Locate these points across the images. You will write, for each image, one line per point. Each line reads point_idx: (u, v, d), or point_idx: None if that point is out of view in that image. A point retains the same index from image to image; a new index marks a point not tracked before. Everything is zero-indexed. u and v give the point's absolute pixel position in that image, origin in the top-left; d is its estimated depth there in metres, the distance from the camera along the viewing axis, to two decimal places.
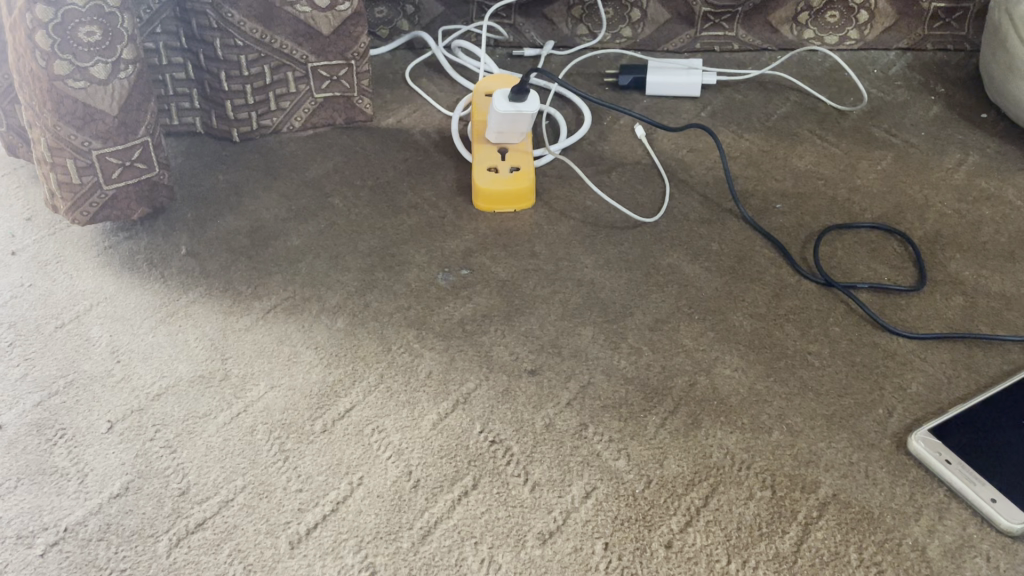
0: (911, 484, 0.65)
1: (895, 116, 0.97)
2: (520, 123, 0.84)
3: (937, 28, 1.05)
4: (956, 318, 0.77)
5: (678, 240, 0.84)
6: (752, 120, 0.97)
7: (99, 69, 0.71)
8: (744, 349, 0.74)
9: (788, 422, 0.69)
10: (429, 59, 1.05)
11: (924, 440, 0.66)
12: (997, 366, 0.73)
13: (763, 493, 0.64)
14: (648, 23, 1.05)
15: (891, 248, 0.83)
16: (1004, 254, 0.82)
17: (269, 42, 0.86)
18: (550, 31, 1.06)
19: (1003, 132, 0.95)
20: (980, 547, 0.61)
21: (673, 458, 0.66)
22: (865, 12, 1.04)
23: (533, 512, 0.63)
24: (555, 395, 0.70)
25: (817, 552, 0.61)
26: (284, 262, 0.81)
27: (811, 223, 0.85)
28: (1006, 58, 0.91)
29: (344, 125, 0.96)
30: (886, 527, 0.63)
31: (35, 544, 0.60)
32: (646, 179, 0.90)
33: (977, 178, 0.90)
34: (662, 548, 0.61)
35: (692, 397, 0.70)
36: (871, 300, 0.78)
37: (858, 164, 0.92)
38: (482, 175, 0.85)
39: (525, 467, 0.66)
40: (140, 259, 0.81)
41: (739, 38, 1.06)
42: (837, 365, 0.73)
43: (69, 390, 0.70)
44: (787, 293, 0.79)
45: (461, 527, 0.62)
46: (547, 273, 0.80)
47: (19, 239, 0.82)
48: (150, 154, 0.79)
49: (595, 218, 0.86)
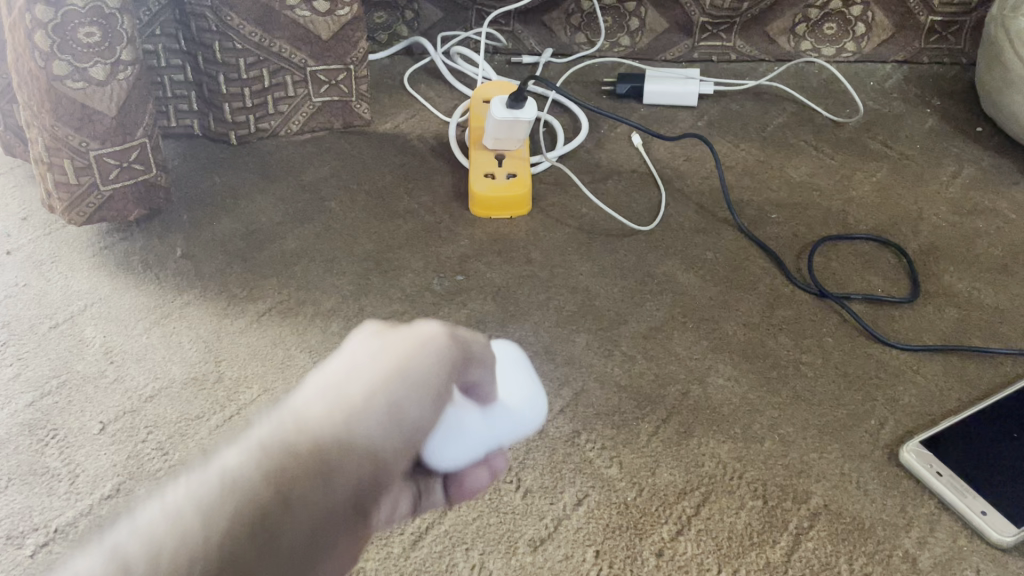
0: (903, 496, 0.65)
1: (891, 129, 0.98)
2: (518, 130, 0.84)
3: (933, 41, 1.05)
4: (950, 330, 0.77)
5: (674, 248, 0.84)
6: (749, 130, 0.98)
7: (98, 70, 0.71)
8: (737, 359, 0.74)
9: (781, 431, 0.69)
10: (427, 64, 1.06)
11: (915, 451, 0.66)
12: (989, 379, 0.73)
13: (755, 503, 0.65)
14: (646, 32, 1.06)
15: (886, 259, 0.83)
16: (997, 266, 0.83)
17: (268, 45, 0.86)
18: (549, 39, 1.06)
19: (997, 146, 0.96)
20: (971, 560, 0.62)
21: (665, 466, 0.66)
22: (862, 25, 1.04)
23: (525, 518, 0.63)
24: (548, 402, 0.70)
25: (807, 562, 0.61)
26: (281, 264, 0.81)
27: (806, 233, 0.86)
28: (1002, 72, 0.91)
29: (341, 129, 0.96)
30: (877, 538, 0.63)
31: (25, 545, 0.60)
32: (643, 188, 0.90)
33: (972, 190, 0.90)
34: (653, 557, 0.61)
35: (685, 405, 0.71)
36: (865, 310, 0.78)
37: (855, 175, 0.92)
38: (479, 181, 0.85)
39: (517, 474, 0.66)
40: (136, 260, 0.81)
41: (737, 48, 1.06)
42: (829, 375, 0.73)
43: (62, 390, 0.70)
44: (781, 302, 0.79)
45: (452, 534, 0.62)
46: (543, 280, 0.81)
47: (14, 238, 0.82)
48: (148, 155, 0.79)
49: (591, 225, 0.86)
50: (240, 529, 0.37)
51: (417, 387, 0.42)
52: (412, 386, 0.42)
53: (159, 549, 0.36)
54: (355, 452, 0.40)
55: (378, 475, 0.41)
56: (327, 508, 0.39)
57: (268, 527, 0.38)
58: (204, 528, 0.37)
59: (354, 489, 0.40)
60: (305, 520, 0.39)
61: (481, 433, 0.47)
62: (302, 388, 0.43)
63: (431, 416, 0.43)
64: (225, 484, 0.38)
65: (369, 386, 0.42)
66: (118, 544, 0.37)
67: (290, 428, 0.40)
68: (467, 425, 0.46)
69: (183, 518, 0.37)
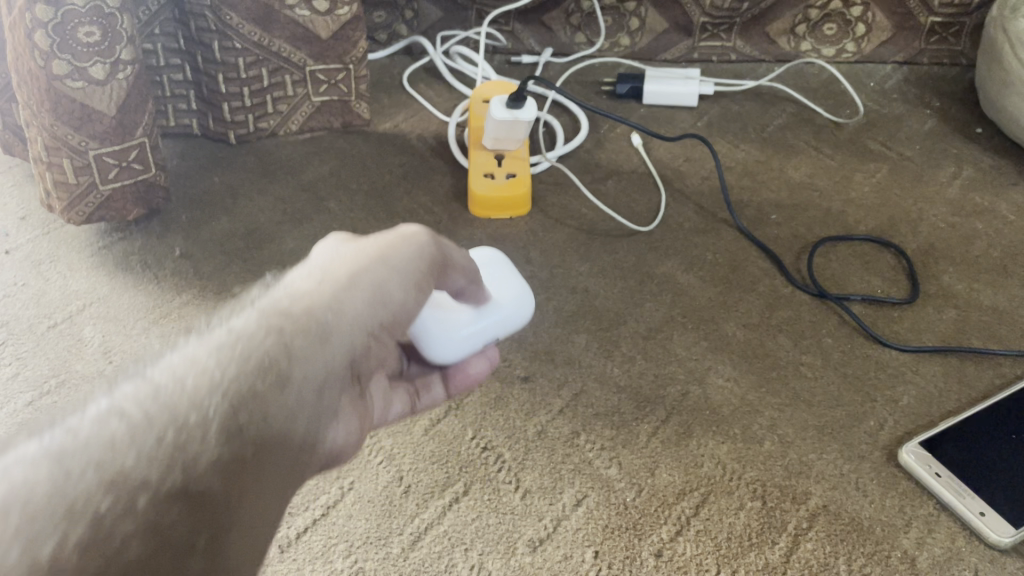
0: (902, 497, 0.65)
1: (890, 129, 0.98)
2: (517, 130, 0.84)
3: (933, 42, 1.04)
4: (949, 331, 0.77)
5: (674, 249, 0.84)
6: (749, 131, 0.98)
7: (98, 70, 0.71)
8: (737, 359, 0.74)
9: (780, 432, 0.69)
10: (427, 64, 1.06)
11: (914, 452, 0.66)
12: (988, 380, 0.73)
13: (754, 504, 0.65)
14: (646, 32, 1.05)
15: (885, 260, 0.83)
16: (996, 267, 0.83)
17: (268, 44, 0.86)
18: (549, 38, 1.06)
19: (997, 147, 0.96)
20: (969, 561, 0.62)
21: (664, 467, 0.67)
22: (862, 25, 1.04)
23: (524, 518, 0.63)
24: (548, 402, 0.70)
25: (806, 563, 0.62)
26: (280, 264, 0.81)
27: (805, 234, 0.86)
28: (1002, 73, 0.91)
29: (341, 128, 0.96)
30: (876, 539, 0.63)
31: None
32: (643, 188, 0.90)
33: (971, 191, 0.90)
34: (652, 557, 0.62)
35: (684, 406, 0.71)
36: (864, 311, 0.78)
37: (854, 176, 0.92)
38: (479, 181, 0.85)
39: (516, 474, 0.66)
40: (135, 259, 0.81)
41: (737, 48, 1.06)
42: (828, 376, 0.73)
43: (61, 390, 0.70)
44: (781, 303, 0.79)
45: (451, 534, 0.63)
46: (543, 280, 0.81)
47: (14, 237, 0.82)
48: (147, 155, 0.79)
49: (590, 225, 0.86)
50: (252, 364, 0.42)
51: (401, 270, 0.49)
52: (398, 265, 0.49)
53: (181, 379, 0.40)
54: (346, 317, 0.47)
55: (364, 342, 0.48)
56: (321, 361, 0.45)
57: (277, 368, 0.43)
58: (217, 363, 0.41)
59: (343, 351, 0.47)
60: (305, 371, 0.44)
61: (461, 329, 0.58)
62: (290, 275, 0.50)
63: (412, 299, 0.50)
64: (236, 334, 0.43)
65: (355, 266, 0.49)
66: (143, 375, 0.40)
67: (288, 300, 0.46)
68: (449, 322, 0.58)
69: (201, 355, 0.41)
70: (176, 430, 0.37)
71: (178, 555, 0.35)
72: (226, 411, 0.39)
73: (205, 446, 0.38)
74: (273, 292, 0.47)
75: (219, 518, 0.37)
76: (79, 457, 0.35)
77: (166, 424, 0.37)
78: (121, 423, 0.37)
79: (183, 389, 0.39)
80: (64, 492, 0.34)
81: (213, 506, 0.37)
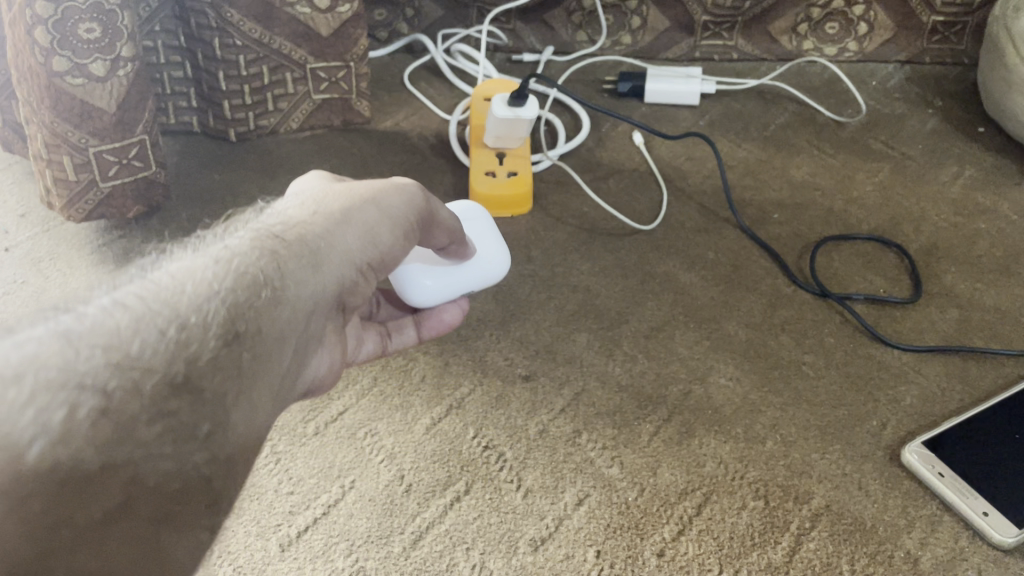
0: (904, 497, 0.65)
1: (892, 129, 0.98)
2: (519, 128, 0.83)
3: (936, 41, 1.04)
4: (951, 331, 0.77)
5: (675, 248, 0.84)
6: (751, 130, 0.97)
7: (98, 66, 0.71)
8: (739, 359, 0.74)
9: (782, 431, 0.69)
10: (428, 62, 1.05)
11: (918, 452, 0.66)
12: (991, 381, 0.73)
13: (756, 504, 0.64)
14: (647, 30, 1.05)
15: (887, 259, 0.83)
16: (999, 267, 0.82)
17: (268, 42, 0.86)
18: (550, 37, 1.06)
19: (998, 147, 0.95)
20: (971, 561, 0.62)
21: (666, 467, 0.66)
22: (864, 25, 1.03)
23: (526, 517, 0.63)
24: (550, 401, 0.70)
25: (808, 563, 0.62)
26: None
27: (807, 233, 0.85)
28: (1004, 73, 0.91)
29: (341, 126, 0.96)
30: (878, 539, 0.63)
31: None
32: (645, 187, 0.90)
33: (973, 191, 0.90)
34: (654, 557, 0.61)
35: (686, 405, 0.70)
36: (867, 311, 0.78)
37: (856, 176, 0.92)
38: (480, 179, 0.85)
39: (518, 473, 0.66)
40: (134, 257, 0.80)
41: (738, 47, 1.06)
42: (831, 375, 0.73)
43: None
44: (783, 303, 0.79)
45: (453, 533, 0.62)
46: (544, 279, 0.80)
47: (13, 235, 0.82)
48: (147, 152, 0.78)
49: (592, 224, 0.86)
50: (246, 279, 0.45)
51: (389, 212, 0.52)
52: (386, 208, 0.52)
53: (179, 289, 0.42)
54: (334, 244, 0.50)
55: (350, 273, 0.51)
56: (311, 289, 0.48)
57: (270, 285, 0.46)
58: (213, 276, 0.44)
59: (333, 280, 0.49)
60: (296, 292, 0.47)
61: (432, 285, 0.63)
62: (284, 203, 0.53)
63: (398, 239, 0.53)
64: (232, 250, 0.46)
65: (347, 202, 0.52)
66: (146, 278, 0.43)
67: (282, 225, 0.49)
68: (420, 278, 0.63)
69: (198, 266, 0.44)
70: (178, 328, 0.41)
71: (181, 439, 0.39)
72: (224, 318, 0.42)
73: (205, 345, 0.41)
74: (266, 217, 0.51)
75: (215, 411, 0.41)
76: (86, 341, 0.38)
77: (168, 320, 0.41)
78: (127, 313, 0.40)
79: (183, 294, 0.42)
80: (75, 368, 0.37)
81: (212, 402, 0.41)
